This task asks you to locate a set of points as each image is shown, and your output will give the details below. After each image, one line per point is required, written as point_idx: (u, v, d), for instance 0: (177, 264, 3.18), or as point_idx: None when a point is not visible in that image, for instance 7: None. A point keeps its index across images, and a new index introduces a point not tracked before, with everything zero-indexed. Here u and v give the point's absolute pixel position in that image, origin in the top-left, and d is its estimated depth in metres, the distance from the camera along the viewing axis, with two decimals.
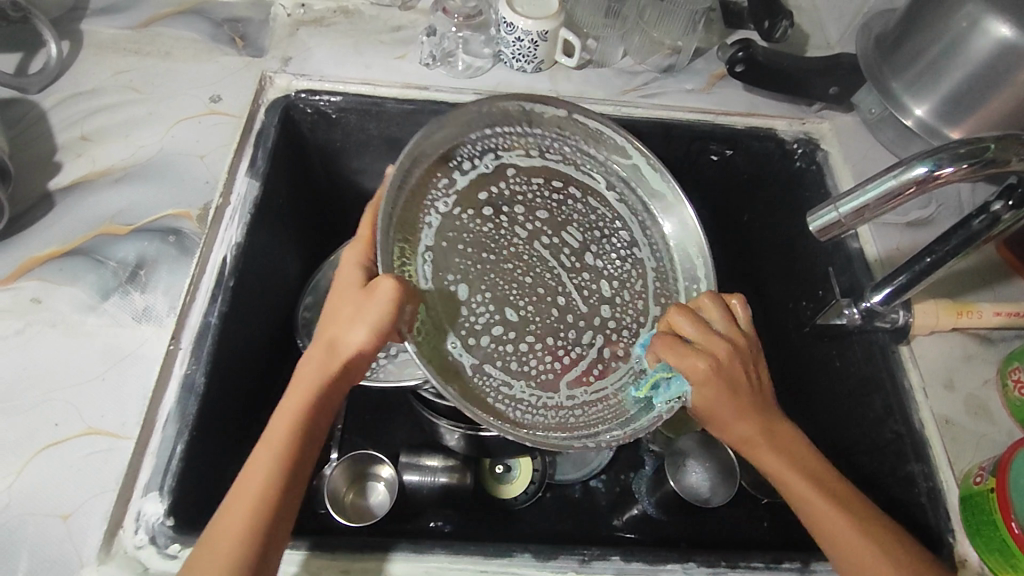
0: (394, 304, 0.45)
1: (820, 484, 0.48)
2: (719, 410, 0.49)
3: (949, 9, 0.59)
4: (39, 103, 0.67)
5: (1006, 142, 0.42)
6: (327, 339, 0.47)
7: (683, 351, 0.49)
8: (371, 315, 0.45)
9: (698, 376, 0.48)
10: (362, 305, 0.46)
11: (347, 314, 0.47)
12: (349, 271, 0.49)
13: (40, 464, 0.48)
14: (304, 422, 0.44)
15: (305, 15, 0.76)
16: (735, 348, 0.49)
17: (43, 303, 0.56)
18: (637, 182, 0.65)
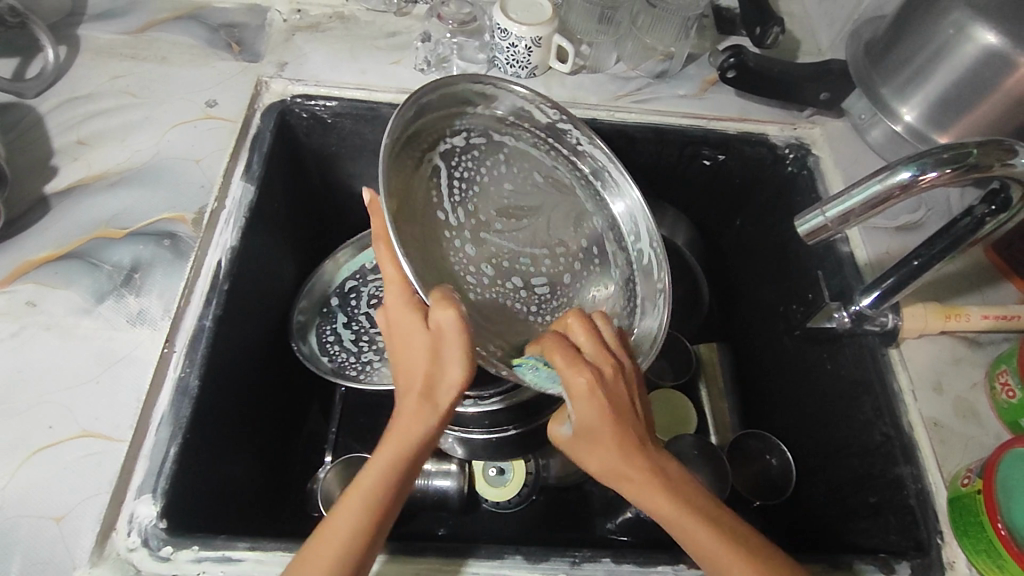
0: (466, 332, 0.42)
1: (695, 510, 0.45)
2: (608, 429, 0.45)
3: (937, 16, 0.60)
4: (36, 107, 0.68)
5: (988, 147, 0.43)
6: (420, 384, 0.44)
7: (567, 358, 0.45)
8: (458, 348, 0.43)
9: (577, 388, 0.44)
10: (433, 337, 0.43)
11: (433, 355, 0.43)
12: (398, 308, 0.45)
13: (34, 466, 0.49)
14: (401, 469, 0.43)
15: (301, 21, 0.77)
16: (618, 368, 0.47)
17: (39, 305, 0.56)
18: (591, 170, 0.65)
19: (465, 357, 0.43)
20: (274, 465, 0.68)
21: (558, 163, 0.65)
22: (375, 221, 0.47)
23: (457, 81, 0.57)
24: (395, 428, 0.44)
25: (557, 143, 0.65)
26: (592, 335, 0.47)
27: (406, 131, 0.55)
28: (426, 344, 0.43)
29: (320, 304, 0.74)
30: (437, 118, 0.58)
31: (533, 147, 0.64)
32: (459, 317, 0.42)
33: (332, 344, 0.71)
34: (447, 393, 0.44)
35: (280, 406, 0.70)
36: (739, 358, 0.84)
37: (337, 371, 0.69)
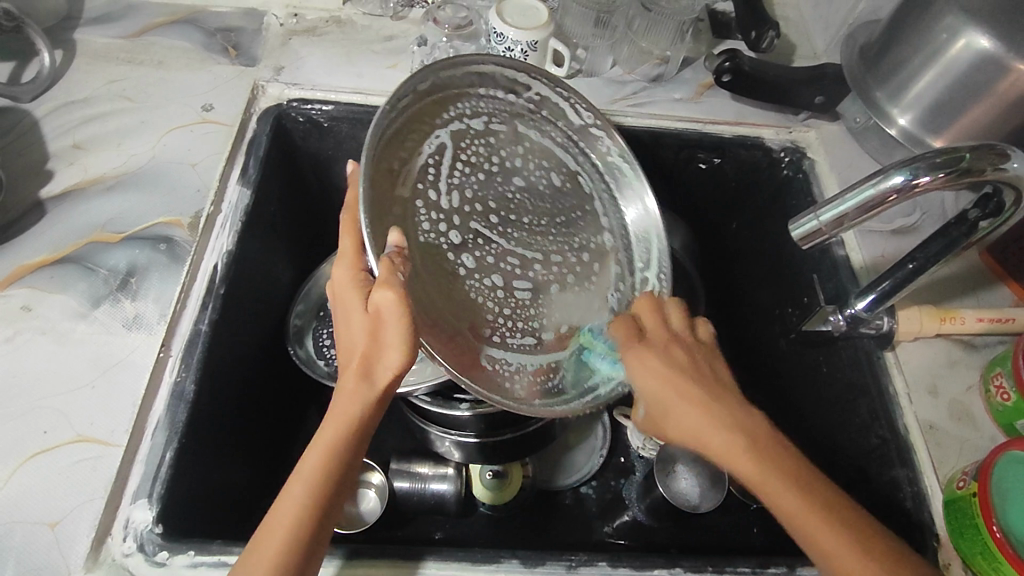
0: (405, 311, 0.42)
1: (796, 481, 0.42)
2: (672, 391, 0.45)
3: (930, 20, 0.60)
4: (32, 111, 0.67)
5: (981, 152, 0.43)
6: (365, 365, 0.43)
7: (631, 340, 0.49)
8: (400, 330, 0.42)
9: (639, 365, 0.47)
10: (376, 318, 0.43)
11: (374, 333, 0.43)
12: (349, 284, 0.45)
13: (29, 471, 0.49)
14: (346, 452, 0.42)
15: (297, 25, 0.77)
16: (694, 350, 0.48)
17: (33, 310, 0.56)
18: (605, 168, 0.66)
19: (404, 333, 0.42)
20: (271, 469, 0.68)
21: (575, 160, 0.65)
22: (350, 195, 0.48)
23: (487, 61, 0.58)
24: (334, 408, 0.43)
25: (580, 140, 0.65)
26: (652, 315, 0.51)
27: (428, 100, 0.56)
28: (365, 319, 0.43)
29: (316, 308, 0.74)
30: (450, 94, 0.58)
31: (558, 146, 0.65)
32: (397, 292, 0.42)
33: (329, 348, 0.70)
34: (385, 373, 0.43)
35: (277, 409, 0.70)
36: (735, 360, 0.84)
37: (334, 374, 0.67)
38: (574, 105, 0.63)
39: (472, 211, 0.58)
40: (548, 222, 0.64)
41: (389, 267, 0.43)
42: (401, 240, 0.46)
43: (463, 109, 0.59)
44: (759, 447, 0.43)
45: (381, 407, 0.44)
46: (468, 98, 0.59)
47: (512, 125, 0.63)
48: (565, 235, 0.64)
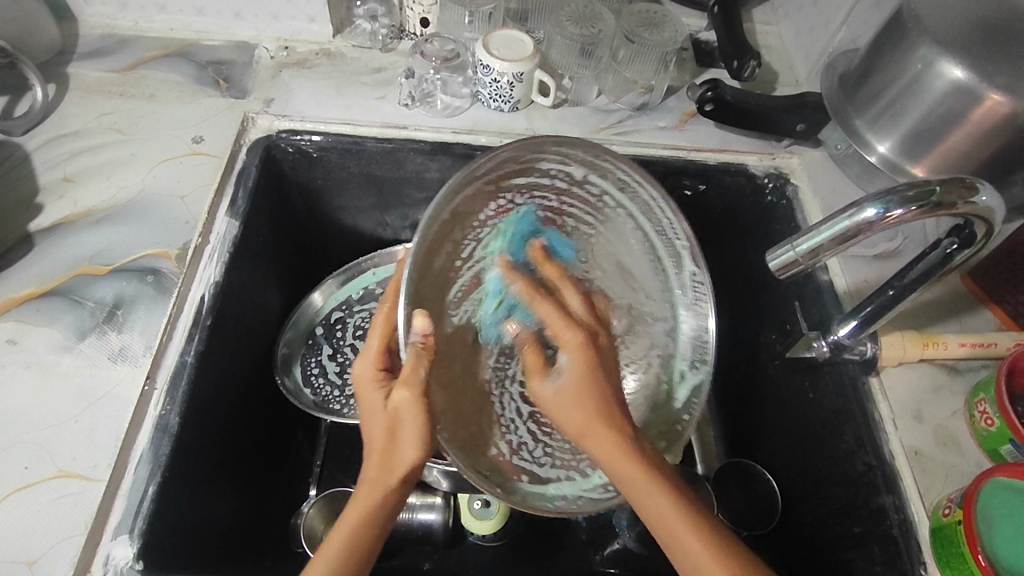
0: (422, 416, 0.43)
1: (654, 467, 0.43)
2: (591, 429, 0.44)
3: (905, 50, 0.61)
4: (23, 145, 0.68)
5: (951, 185, 0.44)
6: (382, 456, 0.45)
7: (551, 304, 0.48)
8: (416, 430, 0.43)
9: (563, 338, 0.46)
10: (393, 415, 0.44)
11: (394, 429, 0.44)
12: (374, 377, 0.46)
13: (9, 508, 0.48)
14: (366, 537, 0.44)
15: (287, 58, 0.78)
16: (596, 335, 0.47)
17: (18, 344, 0.56)
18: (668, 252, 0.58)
19: (422, 431, 0.43)
20: (259, 498, 0.67)
21: (637, 239, 0.58)
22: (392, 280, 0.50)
23: (589, 153, 0.53)
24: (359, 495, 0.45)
25: (649, 221, 0.58)
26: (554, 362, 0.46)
27: (493, 187, 0.51)
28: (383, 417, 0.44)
29: (305, 336, 0.74)
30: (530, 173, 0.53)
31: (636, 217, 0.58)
32: (415, 395, 0.42)
33: (317, 376, 0.72)
34: (400, 467, 0.44)
35: (264, 437, 0.70)
36: (723, 385, 0.84)
37: (321, 405, 0.70)
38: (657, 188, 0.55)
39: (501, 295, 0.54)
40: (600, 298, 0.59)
41: (415, 362, 0.42)
42: (426, 327, 0.42)
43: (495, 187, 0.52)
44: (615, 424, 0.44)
45: (406, 490, 0.46)
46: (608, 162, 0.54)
47: (573, 197, 0.56)
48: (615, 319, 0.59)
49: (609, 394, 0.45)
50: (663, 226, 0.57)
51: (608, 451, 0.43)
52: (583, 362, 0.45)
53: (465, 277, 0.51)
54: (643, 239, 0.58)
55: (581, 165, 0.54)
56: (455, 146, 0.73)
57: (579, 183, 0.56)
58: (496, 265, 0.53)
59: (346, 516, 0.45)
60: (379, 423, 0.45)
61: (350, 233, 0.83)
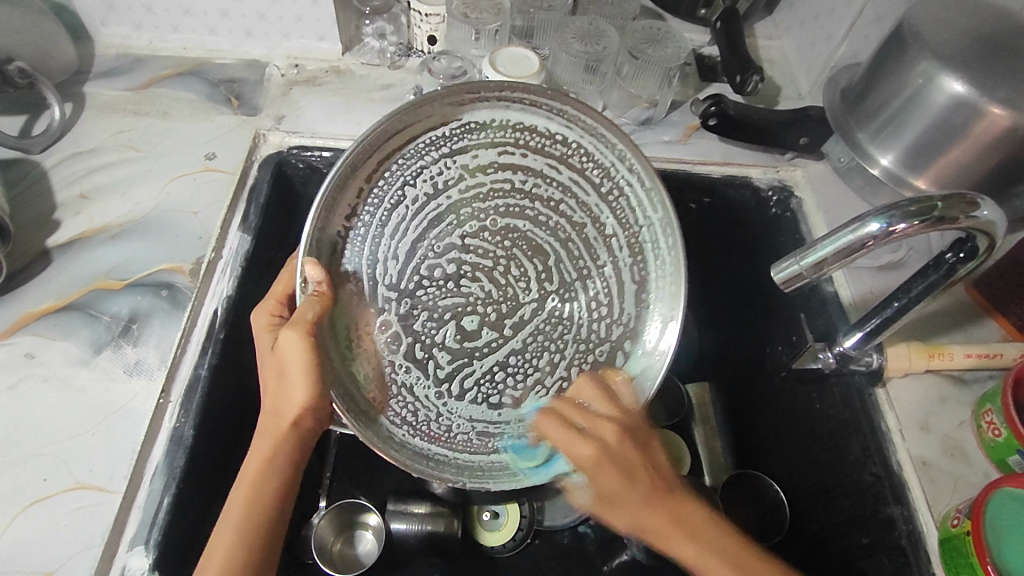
0: (307, 358, 0.49)
1: (693, 530, 0.49)
2: (633, 500, 0.49)
3: (907, 66, 0.62)
4: (41, 163, 0.70)
5: (952, 200, 0.45)
6: (275, 402, 0.51)
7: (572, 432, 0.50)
8: (303, 373, 0.49)
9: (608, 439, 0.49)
10: (281, 361, 0.50)
11: (284, 370, 0.50)
12: (264, 335, 0.54)
13: (28, 520, 0.49)
14: (266, 484, 0.50)
15: (298, 75, 0.80)
16: (619, 430, 0.50)
17: (36, 357, 0.57)
18: (613, 213, 0.57)
19: (304, 376, 0.49)
20: None
21: (600, 197, 0.57)
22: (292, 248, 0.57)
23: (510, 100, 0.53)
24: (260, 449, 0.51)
25: (590, 172, 0.56)
26: (562, 423, 0.50)
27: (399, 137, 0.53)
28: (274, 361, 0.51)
29: None
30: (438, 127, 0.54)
31: (579, 170, 0.56)
32: (302, 338, 0.49)
33: None
34: (292, 409, 0.50)
35: None
36: (729, 396, 0.85)
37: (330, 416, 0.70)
38: (585, 118, 0.53)
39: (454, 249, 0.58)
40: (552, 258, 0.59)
41: (311, 309, 0.49)
42: (318, 273, 0.50)
43: (417, 146, 0.54)
44: (648, 491, 0.49)
45: (308, 435, 0.52)
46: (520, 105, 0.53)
47: (513, 153, 0.56)
48: (575, 268, 0.59)
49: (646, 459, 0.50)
50: (607, 170, 0.56)
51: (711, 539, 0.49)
52: (610, 462, 0.48)
53: (393, 228, 0.56)
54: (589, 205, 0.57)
55: (480, 112, 0.54)
56: None
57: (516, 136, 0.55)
58: (443, 242, 0.58)
59: (250, 461, 0.51)
60: (272, 372, 0.52)
61: None
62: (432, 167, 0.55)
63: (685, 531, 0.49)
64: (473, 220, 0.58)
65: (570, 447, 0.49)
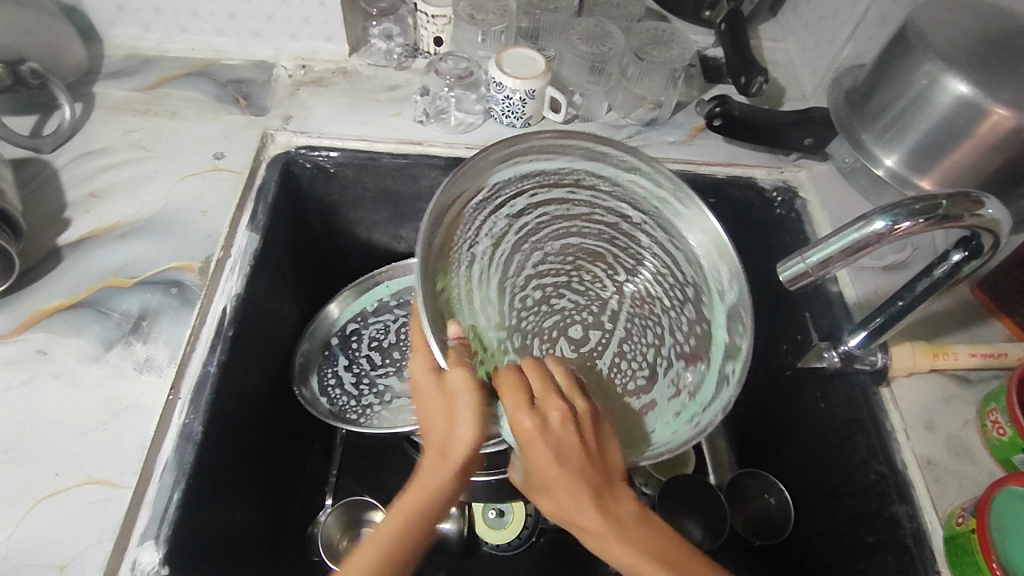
0: (473, 395, 0.47)
1: (582, 493, 0.47)
2: (563, 483, 0.47)
3: (911, 67, 0.62)
4: (51, 162, 0.71)
5: (957, 199, 0.45)
6: (438, 448, 0.48)
7: (513, 398, 0.48)
8: (470, 408, 0.47)
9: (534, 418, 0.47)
10: (450, 400, 0.48)
11: (453, 411, 0.48)
12: (424, 381, 0.50)
13: (40, 514, 0.50)
14: (396, 553, 0.45)
15: (305, 76, 0.80)
16: (537, 416, 0.47)
17: (47, 354, 0.58)
18: (663, 200, 0.59)
19: (478, 412, 0.47)
20: (277, 507, 0.68)
21: (632, 195, 0.60)
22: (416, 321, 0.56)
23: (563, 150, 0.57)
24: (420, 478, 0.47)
25: (636, 190, 0.60)
26: (518, 393, 0.48)
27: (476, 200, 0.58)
28: (441, 401, 0.48)
29: (322, 347, 0.76)
30: (496, 180, 0.58)
31: (623, 185, 0.60)
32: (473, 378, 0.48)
33: (333, 388, 0.74)
34: (460, 451, 0.47)
35: (283, 446, 0.71)
36: (733, 396, 0.85)
37: (337, 414, 0.71)
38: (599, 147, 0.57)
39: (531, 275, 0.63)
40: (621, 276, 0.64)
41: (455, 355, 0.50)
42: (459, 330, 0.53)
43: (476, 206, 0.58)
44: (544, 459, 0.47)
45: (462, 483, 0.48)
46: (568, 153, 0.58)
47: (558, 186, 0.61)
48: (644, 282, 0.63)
49: (553, 437, 0.47)
50: (647, 180, 0.59)
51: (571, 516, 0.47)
52: (547, 434, 0.47)
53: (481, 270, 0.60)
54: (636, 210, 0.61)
55: (500, 173, 0.58)
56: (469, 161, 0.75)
57: (566, 170, 0.60)
58: (547, 267, 0.64)
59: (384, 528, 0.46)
60: (437, 418, 0.49)
61: (365, 246, 0.85)
62: (484, 227, 0.60)
63: (617, 517, 0.47)
64: (546, 245, 0.63)
65: (513, 417, 0.47)
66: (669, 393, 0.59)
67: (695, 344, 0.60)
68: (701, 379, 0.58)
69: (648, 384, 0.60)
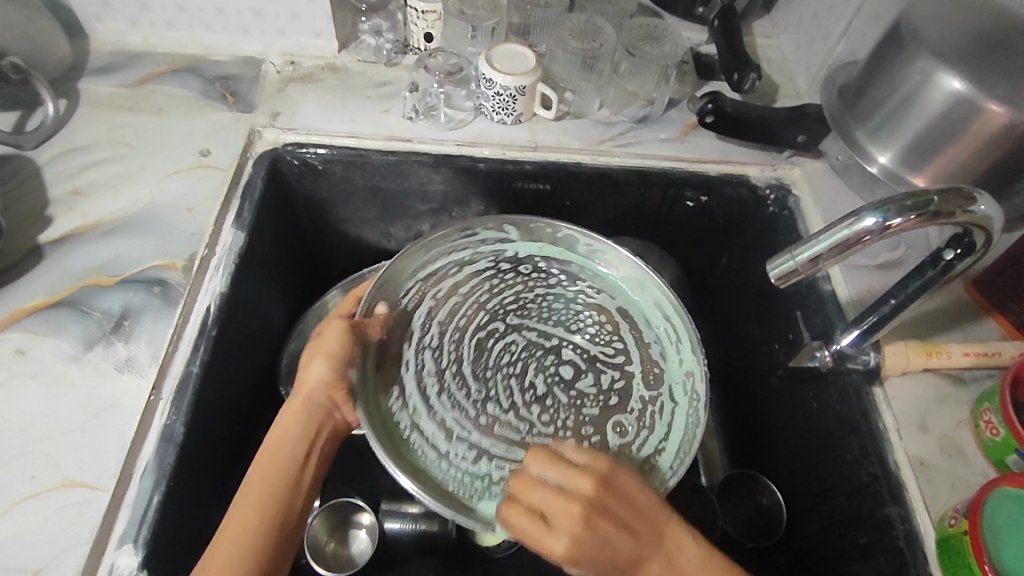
0: (344, 339, 0.57)
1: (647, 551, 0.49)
2: (623, 569, 0.48)
3: (905, 63, 0.62)
4: (34, 158, 0.70)
5: (948, 195, 0.44)
6: (298, 389, 0.57)
7: (532, 531, 0.48)
8: (327, 354, 0.57)
9: (560, 549, 0.47)
10: (325, 341, 0.57)
11: (321, 346, 0.57)
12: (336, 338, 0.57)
13: (16, 516, 0.49)
14: (282, 475, 0.53)
15: (293, 72, 0.79)
16: (571, 526, 0.47)
17: (27, 354, 0.57)
18: (586, 254, 0.71)
19: (331, 364, 0.56)
20: None
21: (560, 251, 0.71)
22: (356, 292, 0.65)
23: (445, 239, 0.68)
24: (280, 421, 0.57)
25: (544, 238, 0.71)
26: (533, 531, 0.48)
27: (390, 286, 0.65)
28: (346, 347, 0.57)
29: None
30: (422, 260, 0.67)
31: (542, 251, 0.71)
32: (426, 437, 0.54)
33: None
34: (313, 380, 0.56)
35: None
36: (726, 395, 0.84)
37: None
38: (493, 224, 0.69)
39: (476, 344, 0.66)
40: (563, 333, 0.69)
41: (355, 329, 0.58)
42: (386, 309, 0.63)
43: (409, 293, 0.66)
44: (608, 560, 0.48)
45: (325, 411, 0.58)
46: (448, 243, 0.69)
47: (483, 258, 0.70)
48: (578, 325, 0.69)
49: (604, 546, 0.47)
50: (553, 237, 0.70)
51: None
52: (586, 553, 0.47)
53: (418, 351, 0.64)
54: (558, 262, 0.71)
55: (433, 257, 0.68)
56: (458, 158, 0.74)
57: (481, 249, 0.70)
58: (488, 338, 0.67)
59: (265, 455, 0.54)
60: (319, 365, 0.56)
61: (354, 244, 0.84)
62: (421, 306, 0.66)
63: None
64: (484, 312, 0.68)
65: (542, 544, 0.47)
66: (659, 431, 0.61)
67: (647, 355, 0.66)
68: (671, 394, 0.63)
69: (621, 406, 0.64)
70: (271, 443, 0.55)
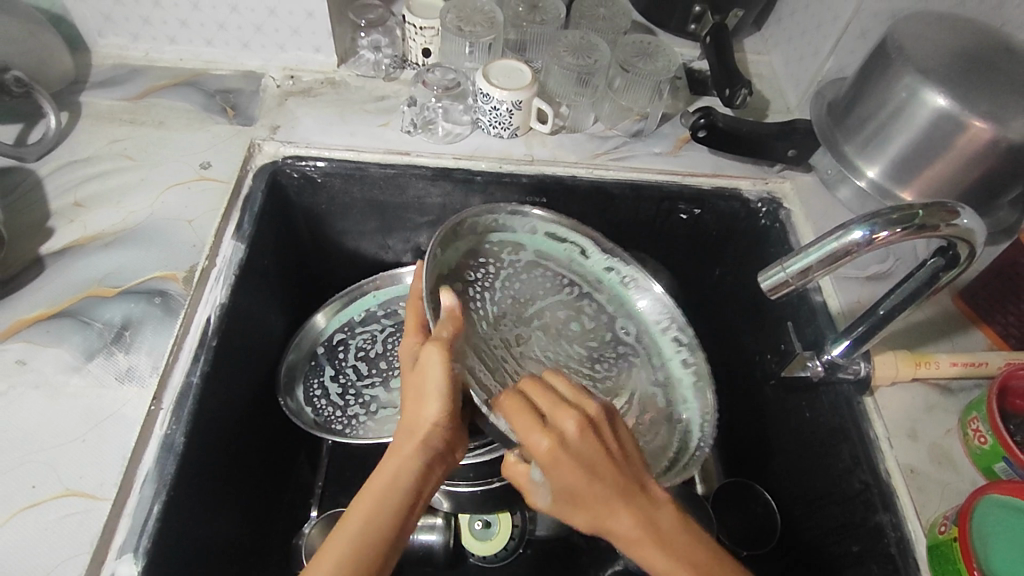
0: (448, 368, 0.50)
1: (626, 490, 0.47)
2: (591, 491, 0.46)
3: (891, 80, 0.64)
4: (35, 171, 0.70)
5: (933, 209, 0.46)
6: (405, 425, 0.50)
7: (527, 414, 0.48)
8: (440, 388, 0.49)
9: (550, 440, 0.46)
10: (426, 377, 0.50)
11: (423, 381, 0.50)
12: (435, 368, 0.49)
13: (16, 526, 0.49)
14: (384, 530, 0.46)
15: (293, 87, 0.81)
16: (575, 430, 0.46)
17: (28, 364, 0.57)
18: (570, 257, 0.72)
19: (445, 401, 0.49)
20: (261, 519, 0.68)
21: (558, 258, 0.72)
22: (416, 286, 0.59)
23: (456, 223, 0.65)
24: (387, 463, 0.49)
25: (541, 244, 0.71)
26: (530, 415, 0.47)
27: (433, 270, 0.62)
28: (435, 381, 0.49)
29: (308, 356, 0.76)
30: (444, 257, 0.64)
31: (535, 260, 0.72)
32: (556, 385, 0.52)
33: (319, 398, 0.73)
34: (427, 418, 0.49)
35: (266, 454, 0.70)
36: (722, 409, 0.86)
37: (322, 425, 0.71)
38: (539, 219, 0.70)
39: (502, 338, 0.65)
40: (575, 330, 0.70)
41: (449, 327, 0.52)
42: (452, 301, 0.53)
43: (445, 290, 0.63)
44: (586, 468, 0.46)
45: (442, 453, 0.50)
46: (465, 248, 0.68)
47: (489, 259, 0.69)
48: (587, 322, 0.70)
49: (587, 461, 0.46)
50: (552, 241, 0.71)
51: (605, 517, 0.46)
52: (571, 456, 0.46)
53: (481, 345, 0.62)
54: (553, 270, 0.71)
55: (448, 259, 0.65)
56: (455, 171, 0.75)
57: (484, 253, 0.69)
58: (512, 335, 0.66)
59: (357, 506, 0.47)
60: (420, 400, 0.50)
61: (353, 255, 0.85)
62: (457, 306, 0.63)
63: (656, 539, 0.46)
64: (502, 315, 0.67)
65: (530, 438, 0.47)
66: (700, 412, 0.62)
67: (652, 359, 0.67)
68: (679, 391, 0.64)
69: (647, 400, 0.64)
70: (379, 483, 0.48)
